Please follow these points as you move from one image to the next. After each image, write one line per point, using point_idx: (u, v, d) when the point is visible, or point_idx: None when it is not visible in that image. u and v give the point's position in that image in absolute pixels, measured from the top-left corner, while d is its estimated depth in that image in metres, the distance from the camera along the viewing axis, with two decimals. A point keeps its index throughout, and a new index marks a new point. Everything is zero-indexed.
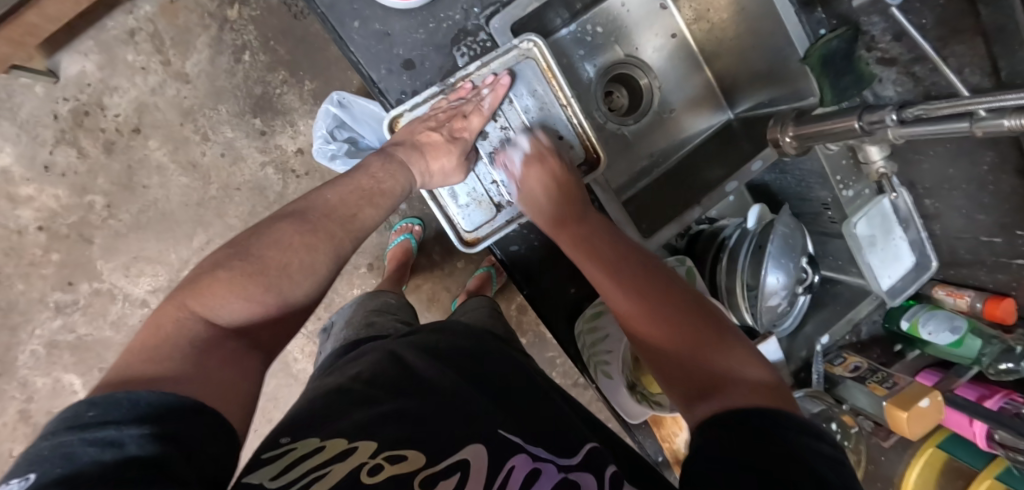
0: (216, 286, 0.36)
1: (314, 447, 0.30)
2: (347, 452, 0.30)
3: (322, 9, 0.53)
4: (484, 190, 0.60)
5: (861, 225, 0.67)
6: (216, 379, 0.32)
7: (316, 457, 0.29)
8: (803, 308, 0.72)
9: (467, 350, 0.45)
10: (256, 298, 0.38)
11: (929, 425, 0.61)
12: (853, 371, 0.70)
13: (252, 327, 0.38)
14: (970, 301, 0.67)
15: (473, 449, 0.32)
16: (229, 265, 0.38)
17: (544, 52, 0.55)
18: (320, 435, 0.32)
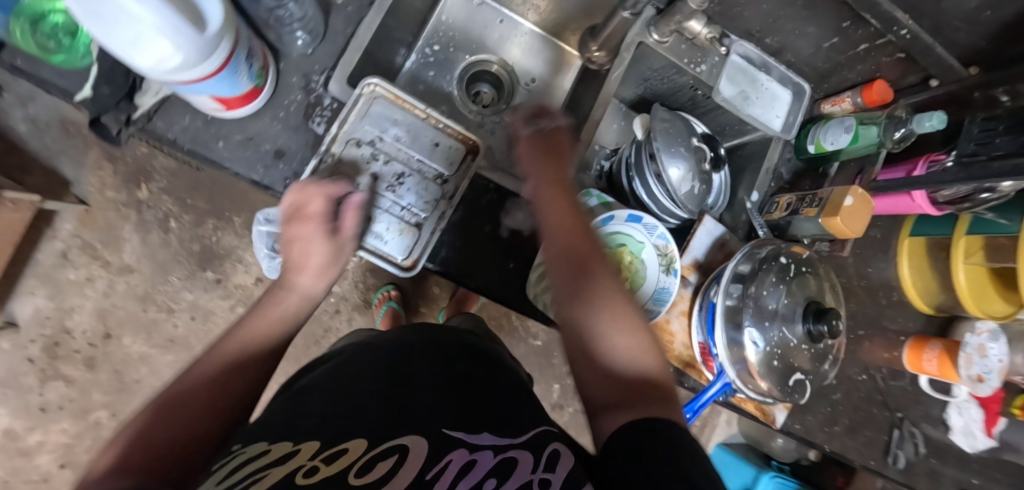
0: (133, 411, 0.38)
1: (262, 451, 0.32)
2: (287, 456, 0.31)
3: (187, 147, 0.59)
4: (398, 216, 0.62)
5: (727, 88, 0.75)
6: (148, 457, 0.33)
7: (262, 458, 0.31)
8: (724, 182, 0.78)
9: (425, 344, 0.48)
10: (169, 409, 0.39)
11: (863, 218, 0.65)
12: (788, 208, 0.73)
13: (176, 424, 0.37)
14: (851, 100, 0.73)
15: (412, 438, 0.34)
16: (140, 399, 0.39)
17: (386, 86, 0.61)
18: (270, 440, 0.33)
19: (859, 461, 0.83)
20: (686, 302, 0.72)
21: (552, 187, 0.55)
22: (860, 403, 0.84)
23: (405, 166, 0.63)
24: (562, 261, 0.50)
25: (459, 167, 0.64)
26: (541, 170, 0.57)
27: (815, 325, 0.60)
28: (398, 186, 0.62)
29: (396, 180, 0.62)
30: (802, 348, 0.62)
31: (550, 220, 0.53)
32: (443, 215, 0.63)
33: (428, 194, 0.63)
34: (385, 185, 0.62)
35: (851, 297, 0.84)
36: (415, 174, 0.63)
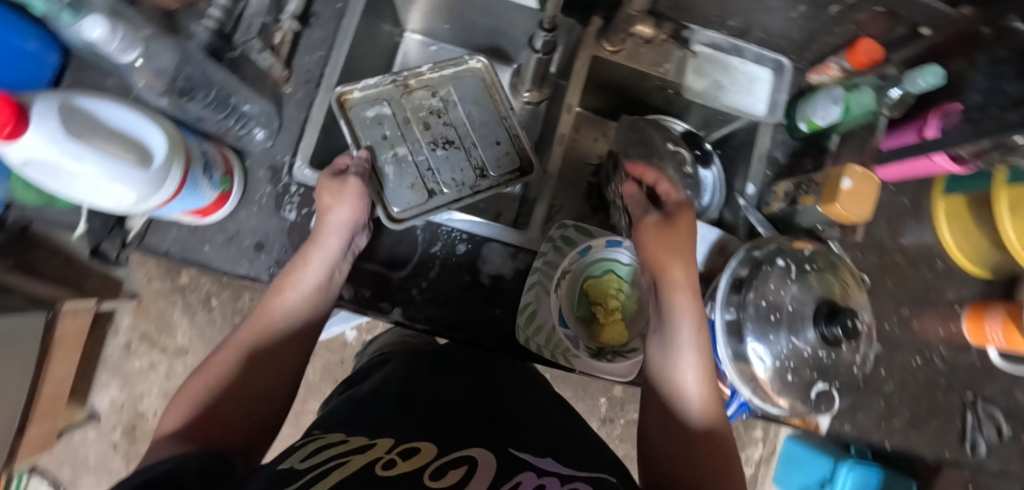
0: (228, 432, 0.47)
1: (338, 440, 0.40)
2: (367, 446, 0.37)
3: (178, 256, 0.63)
4: (425, 162, 0.66)
5: (698, 82, 0.70)
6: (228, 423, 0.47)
7: (339, 448, 0.37)
8: (717, 178, 0.74)
9: (496, 378, 0.51)
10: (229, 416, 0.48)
11: (867, 199, 0.58)
12: (786, 198, 0.67)
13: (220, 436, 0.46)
14: (838, 65, 0.66)
15: (478, 451, 0.36)
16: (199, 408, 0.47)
17: (490, 67, 0.70)
18: (370, 435, 0.39)
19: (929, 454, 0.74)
20: None
21: (667, 264, 0.55)
22: (919, 390, 0.75)
23: (458, 135, 0.69)
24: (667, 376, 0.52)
25: (504, 175, 0.67)
26: (669, 270, 0.55)
27: (827, 329, 0.54)
28: (439, 146, 0.67)
29: (433, 142, 0.67)
30: (816, 355, 0.56)
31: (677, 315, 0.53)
32: (466, 187, 0.66)
33: (461, 164, 0.67)
34: (420, 144, 0.67)
35: (886, 273, 0.76)
36: (460, 146, 0.68)
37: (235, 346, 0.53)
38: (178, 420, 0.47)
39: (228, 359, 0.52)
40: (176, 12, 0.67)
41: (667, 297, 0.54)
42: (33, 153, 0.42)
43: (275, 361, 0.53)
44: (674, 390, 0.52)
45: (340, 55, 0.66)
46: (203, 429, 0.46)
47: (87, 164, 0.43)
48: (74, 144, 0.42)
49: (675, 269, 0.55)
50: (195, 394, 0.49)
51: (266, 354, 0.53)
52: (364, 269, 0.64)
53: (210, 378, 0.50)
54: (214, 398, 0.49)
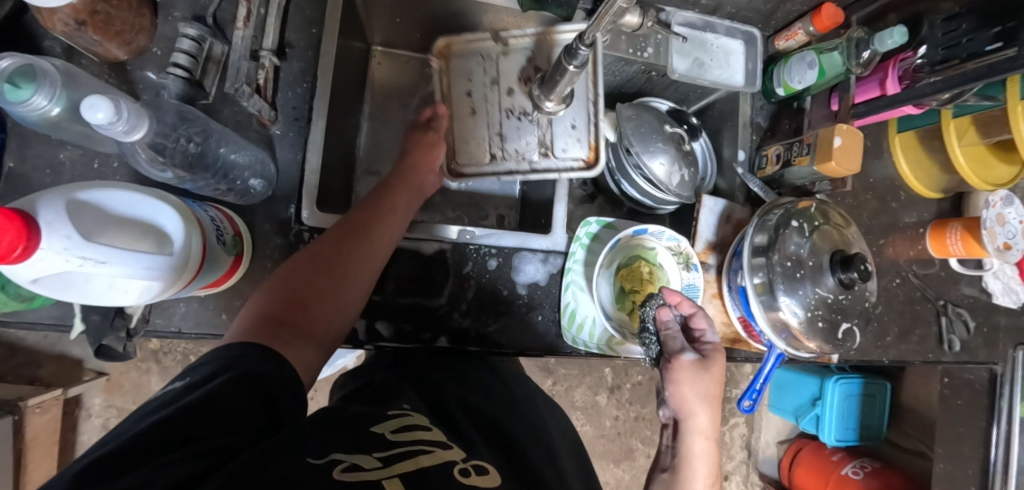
0: (311, 315, 0.46)
1: (421, 425, 0.39)
2: (444, 444, 0.37)
3: (194, 332, 0.58)
4: (496, 123, 0.66)
5: (681, 62, 0.73)
6: (311, 312, 0.46)
7: (427, 434, 0.38)
8: (707, 149, 0.78)
9: (542, 427, 0.51)
10: (314, 305, 0.46)
11: (855, 152, 0.65)
12: (779, 161, 0.72)
13: (298, 324, 0.44)
14: (804, 31, 0.71)
15: None
16: (290, 294, 0.46)
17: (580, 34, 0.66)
18: (444, 434, 0.39)
19: (919, 359, 0.84)
20: (714, 284, 0.72)
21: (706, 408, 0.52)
22: (903, 306, 0.85)
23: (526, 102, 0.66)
24: None
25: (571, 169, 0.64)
26: (694, 411, 0.52)
27: (844, 274, 0.60)
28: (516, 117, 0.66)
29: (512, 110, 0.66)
30: (837, 300, 0.61)
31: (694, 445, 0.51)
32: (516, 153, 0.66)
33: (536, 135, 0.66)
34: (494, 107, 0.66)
35: (861, 209, 0.84)
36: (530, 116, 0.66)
37: (309, 251, 0.50)
38: (256, 315, 0.44)
39: (313, 253, 0.50)
40: (126, 63, 0.59)
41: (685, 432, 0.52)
42: (48, 269, 0.36)
43: (357, 280, 0.51)
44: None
45: (327, 85, 0.61)
46: (275, 328, 0.42)
47: (113, 266, 0.38)
48: (95, 247, 0.37)
49: (701, 411, 0.52)
50: (262, 306, 0.45)
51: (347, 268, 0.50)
52: (400, 304, 0.62)
53: (280, 289, 0.46)
54: (294, 299, 0.46)
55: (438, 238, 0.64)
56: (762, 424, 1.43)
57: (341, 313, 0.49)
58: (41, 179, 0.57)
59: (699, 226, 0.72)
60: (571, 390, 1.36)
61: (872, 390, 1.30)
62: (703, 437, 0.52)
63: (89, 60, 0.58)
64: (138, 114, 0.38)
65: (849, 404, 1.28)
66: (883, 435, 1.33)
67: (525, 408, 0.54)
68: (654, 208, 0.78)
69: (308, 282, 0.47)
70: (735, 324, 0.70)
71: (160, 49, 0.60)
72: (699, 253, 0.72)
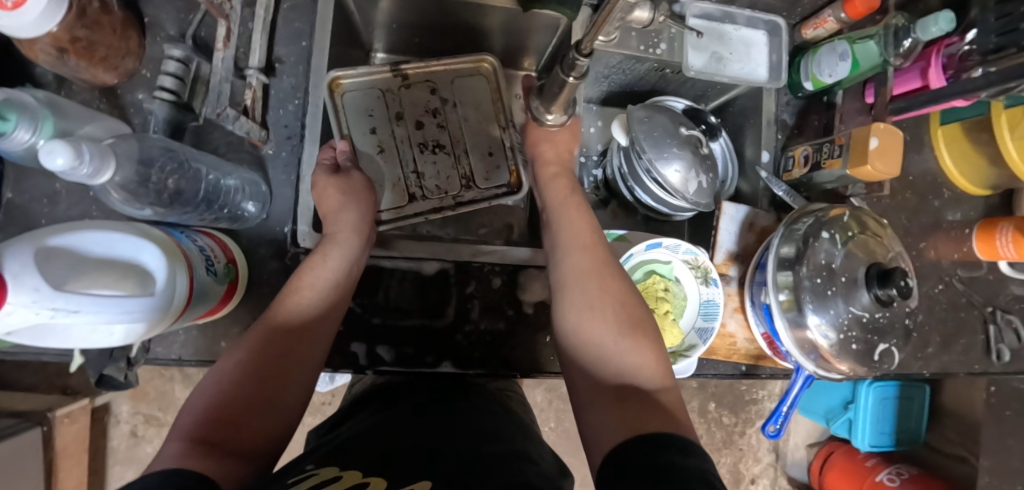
0: (249, 425, 0.39)
1: (332, 475, 0.32)
2: (358, 484, 0.30)
3: (194, 360, 0.57)
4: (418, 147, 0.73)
5: (697, 58, 0.67)
6: (249, 421, 0.39)
7: (332, 483, 0.30)
8: (726, 149, 0.72)
9: (494, 415, 0.47)
10: (247, 413, 0.40)
11: (894, 153, 0.59)
12: (807, 163, 0.66)
13: (233, 440, 0.37)
14: (835, 18, 0.65)
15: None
16: (219, 407, 0.39)
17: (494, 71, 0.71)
18: (365, 472, 0.33)
19: (964, 371, 0.77)
20: (736, 297, 0.67)
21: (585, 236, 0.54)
22: (946, 313, 0.78)
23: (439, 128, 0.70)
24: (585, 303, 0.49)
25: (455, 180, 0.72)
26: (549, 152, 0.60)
27: (881, 290, 0.55)
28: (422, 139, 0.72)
29: (425, 144, 0.71)
30: (874, 317, 0.56)
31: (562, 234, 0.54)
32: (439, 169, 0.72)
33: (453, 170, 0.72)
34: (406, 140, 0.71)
35: (900, 209, 0.78)
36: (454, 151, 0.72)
37: (254, 349, 0.44)
38: (181, 437, 0.36)
39: (245, 357, 0.43)
40: (117, 86, 0.58)
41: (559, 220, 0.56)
42: (20, 321, 0.35)
43: (315, 347, 0.47)
44: (584, 301, 0.49)
45: (319, 101, 0.59)
46: (231, 413, 0.39)
47: (87, 315, 0.37)
48: (66, 296, 0.35)
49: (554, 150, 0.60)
50: (212, 397, 0.40)
51: (307, 339, 0.47)
52: (402, 327, 0.60)
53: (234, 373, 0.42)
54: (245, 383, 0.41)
55: (439, 257, 0.61)
56: (791, 426, 1.37)
57: (275, 412, 0.41)
58: (39, 209, 0.57)
59: (719, 235, 0.67)
60: None
61: (910, 392, 1.23)
62: (572, 214, 0.56)
63: (79, 86, 0.57)
64: (103, 155, 0.36)
65: (884, 408, 1.21)
66: (923, 439, 1.25)
67: (473, 402, 0.51)
68: (670, 215, 0.73)
69: (263, 365, 0.43)
70: (759, 340, 0.65)
71: (149, 70, 0.59)
72: (719, 264, 0.67)
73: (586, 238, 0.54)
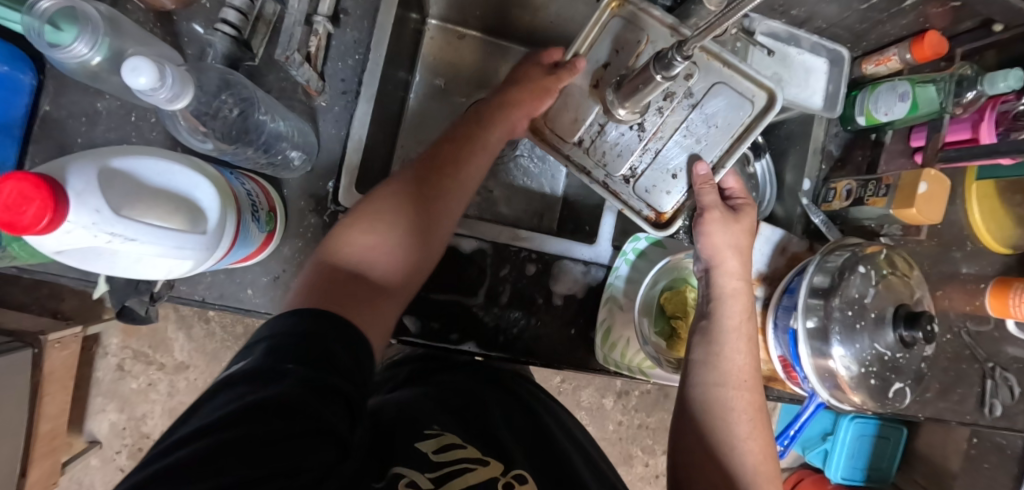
0: (375, 299, 0.42)
1: (458, 443, 0.39)
2: (481, 458, 0.38)
3: (219, 303, 0.56)
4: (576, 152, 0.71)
5: (757, 76, 0.67)
6: (371, 295, 0.42)
7: (463, 451, 0.38)
8: (768, 171, 0.73)
9: (569, 435, 0.53)
10: (369, 287, 0.42)
11: (940, 201, 0.59)
12: (849, 197, 0.66)
13: (355, 303, 0.40)
14: (899, 57, 0.65)
15: None
16: (345, 273, 0.42)
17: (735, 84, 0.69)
18: (484, 452, 0.40)
19: (957, 420, 0.79)
20: (758, 318, 0.68)
21: (741, 323, 0.53)
22: (949, 362, 0.80)
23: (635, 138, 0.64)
24: (712, 413, 0.49)
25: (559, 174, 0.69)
26: (725, 256, 0.54)
27: (907, 332, 0.55)
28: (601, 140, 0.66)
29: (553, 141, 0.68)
30: (895, 357, 0.57)
31: (728, 345, 0.51)
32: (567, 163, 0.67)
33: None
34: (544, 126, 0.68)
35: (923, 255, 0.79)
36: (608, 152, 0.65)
37: (370, 220, 0.45)
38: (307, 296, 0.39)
39: (366, 234, 0.45)
40: (173, 12, 0.55)
41: (720, 334, 0.52)
42: (75, 243, 0.34)
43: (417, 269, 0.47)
44: (733, 412, 0.49)
45: (379, 58, 0.57)
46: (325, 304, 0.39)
47: (142, 244, 0.36)
48: (126, 222, 0.34)
49: (730, 256, 0.54)
50: (323, 264, 0.43)
51: (401, 261, 0.45)
52: (432, 300, 0.59)
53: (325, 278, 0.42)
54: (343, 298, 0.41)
55: (477, 236, 0.60)
56: None
57: (388, 292, 0.44)
58: (77, 127, 0.55)
59: (752, 254, 0.67)
60: (580, 389, 1.33)
61: (886, 432, 1.26)
62: (735, 308, 0.53)
63: (134, 6, 0.54)
64: (183, 81, 0.35)
65: (860, 444, 1.25)
66: (891, 478, 1.29)
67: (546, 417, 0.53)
68: None
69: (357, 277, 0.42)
70: (774, 363, 0.66)
71: (209, 1, 0.57)
72: None
73: (745, 372, 0.51)
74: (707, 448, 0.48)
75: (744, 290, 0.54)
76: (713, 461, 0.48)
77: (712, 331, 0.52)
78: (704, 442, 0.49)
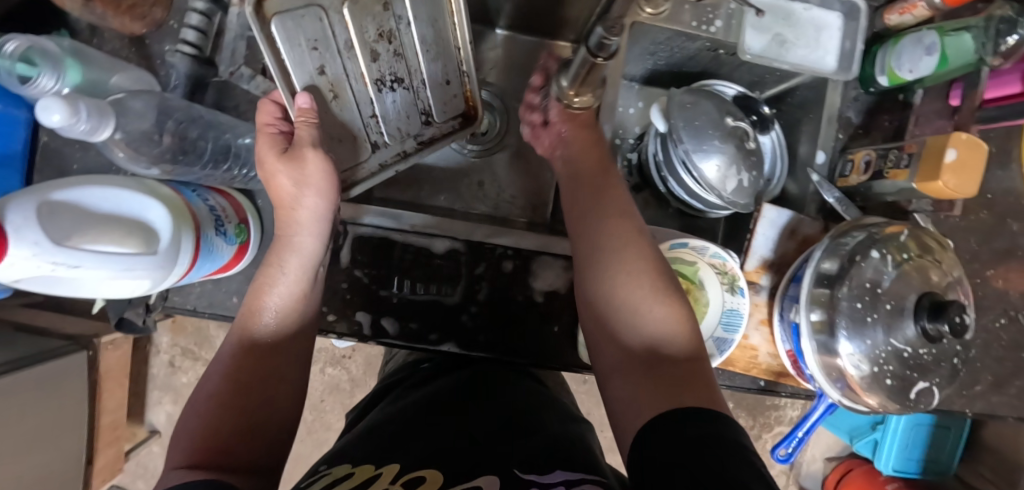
0: (256, 439, 0.39)
1: (347, 472, 0.37)
2: (372, 477, 0.35)
3: (207, 312, 0.59)
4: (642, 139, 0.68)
5: (755, 40, 0.60)
6: (253, 432, 0.39)
7: (345, 481, 0.35)
8: (777, 144, 0.66)
9: (499, 387, 0.52)
10: (242, 422, 0.39)
11: (975, 171, 0.51)
12: (867, 170, 0.59)
13: (226, 455, 0.37)
14: (926, 4, 0.56)
15: (487, 478, 0.33)
16: (217, 426, 0.38)
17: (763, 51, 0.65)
18: (377, 464, 0.38)
19: (1015, 415, 0.70)
20: (764, 309, 0.62)
21: (613, 212, 0.49)
22: (1005, 352, 0.70)
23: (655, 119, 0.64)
24: (602, 318, 0.45)
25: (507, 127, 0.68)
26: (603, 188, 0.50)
27: (931, 324, 0.48)
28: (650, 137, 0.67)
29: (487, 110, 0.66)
30: (916, 353, 0.50)
31: (586, 241, 0.48)
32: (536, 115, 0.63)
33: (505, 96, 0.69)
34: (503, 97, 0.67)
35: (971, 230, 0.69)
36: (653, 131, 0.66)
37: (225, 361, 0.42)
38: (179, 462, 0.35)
39: (214, 385, 0.41)
40: (145, 36, 0.57)
41: (586, 233, 0.48)
42: (22, 272, 0.35)
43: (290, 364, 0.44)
44: (617, 279, 0.45)
45: None
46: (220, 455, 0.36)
47: (88, 269, 0.37)
48: (68, 251, 0.36)
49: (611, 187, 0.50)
50: (191, 420, 0.39)
51: (290, 333, 0.45)
52: (410, 301, 0.59)
53: (204, 414, 0.39)
54: (237, 424, 0.39)
55: (451, 235, 0.59)
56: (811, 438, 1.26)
57: (267, 417, 0.41)
58: (72, 153, 0.59)
59: (754, 240, 0.62)
60: None
61: (947, 421, 1.14)
62: (603, 199, 0.50)
63: (110, 34, 0.57)
64: (100, 111, 0.37)
65: (916, 434, 1.15)
66: (954, 471, 1.17)
67: (481, 394, 0.49)
68: (705, 211, 0.68)
69: (241, 386, 0.41)
70: (783, 358, 0.61)
71: (177, 21, 0.58)
72: (751, 271, 0.62)
73: (619, 234, 0.47)
74: (622, 345, 0.43)
75: (614, 192, 0.50)
76: (634, 354, 0.42)
77: (601, 225, 0.48)
78: (610, 330, 0.44)
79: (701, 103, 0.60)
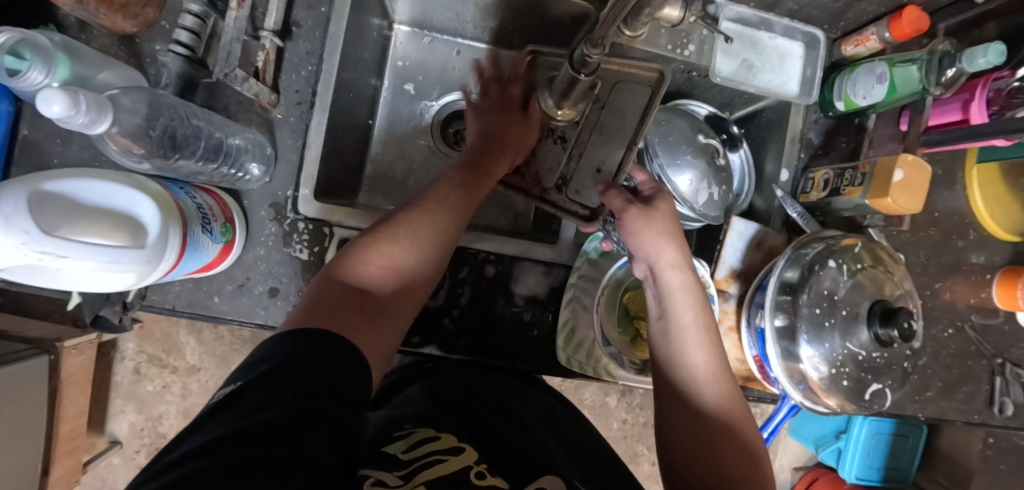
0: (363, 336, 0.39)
1: (433, 435, 0.36)
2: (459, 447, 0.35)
3: (187, 312, 0.58)
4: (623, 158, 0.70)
5: (725, 63, 0.64)
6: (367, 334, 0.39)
7: (434, 444, 0.35)
8: (746, 161, 0.70)
9: (541, 413, 0.53)
10: (363, 321, 0.39)
11: (919, 189, 0.56)
12: (825, 187, 0.64)
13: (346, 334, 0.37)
14: (877, 37, 0.62)
15: (547, 478, 0.34)
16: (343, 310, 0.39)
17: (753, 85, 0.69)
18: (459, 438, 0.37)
19: (963, 420, 0.74)
20: (732, 316, 0.65)
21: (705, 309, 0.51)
22: (952, 360, 0.75)
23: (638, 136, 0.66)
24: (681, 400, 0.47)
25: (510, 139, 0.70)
26: (660, 248, 0.52)
27: (882, 330, 0.52)
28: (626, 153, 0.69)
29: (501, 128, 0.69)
30: (869, 357, 0.54)
31: (680, 320, 0.50)
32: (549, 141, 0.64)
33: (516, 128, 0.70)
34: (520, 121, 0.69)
35: (921, 246, 0.74)
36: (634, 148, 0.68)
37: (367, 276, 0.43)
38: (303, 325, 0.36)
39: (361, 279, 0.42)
40: (135, 35, 0.58)
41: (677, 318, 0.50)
42: (10, 260, 0.36)
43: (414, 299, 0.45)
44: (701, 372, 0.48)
45: (332, 69, 0.58)
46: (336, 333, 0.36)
47: (75, 260, 0.37)
48: (54, 240, 0.36)
49: (668, 247, 0.52)
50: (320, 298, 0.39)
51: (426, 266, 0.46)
52: None
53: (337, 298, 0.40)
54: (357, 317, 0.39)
55: None
56: (780, 448, 1.29)
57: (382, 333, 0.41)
58: (52, 148, 0.58)
59: (723, 250, 0.65)
60: (583, 388, 1.31)
61: (904, 430, 1.20)
62: (680, 272, 0.52)
63: (100, 32, 0.57)
64: (100, 106, 0.37)
65: (876, 443, 1.19)
66: (911, 479, 1.22)
67: (519, 410, 0.50)
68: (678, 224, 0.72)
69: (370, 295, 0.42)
70: (749, 364, 0.64)
71: (168, 22, 0.59)
72: (720, 279, 0.65)
73: (704, 325, 0.50)
74: (691, 429, 0.46)
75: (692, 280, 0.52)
76: (700, 444, 0.45)
77: (683, 310, 0.50)
78: (685, 413, 0.47)
79: (674, 121, 0.64)
